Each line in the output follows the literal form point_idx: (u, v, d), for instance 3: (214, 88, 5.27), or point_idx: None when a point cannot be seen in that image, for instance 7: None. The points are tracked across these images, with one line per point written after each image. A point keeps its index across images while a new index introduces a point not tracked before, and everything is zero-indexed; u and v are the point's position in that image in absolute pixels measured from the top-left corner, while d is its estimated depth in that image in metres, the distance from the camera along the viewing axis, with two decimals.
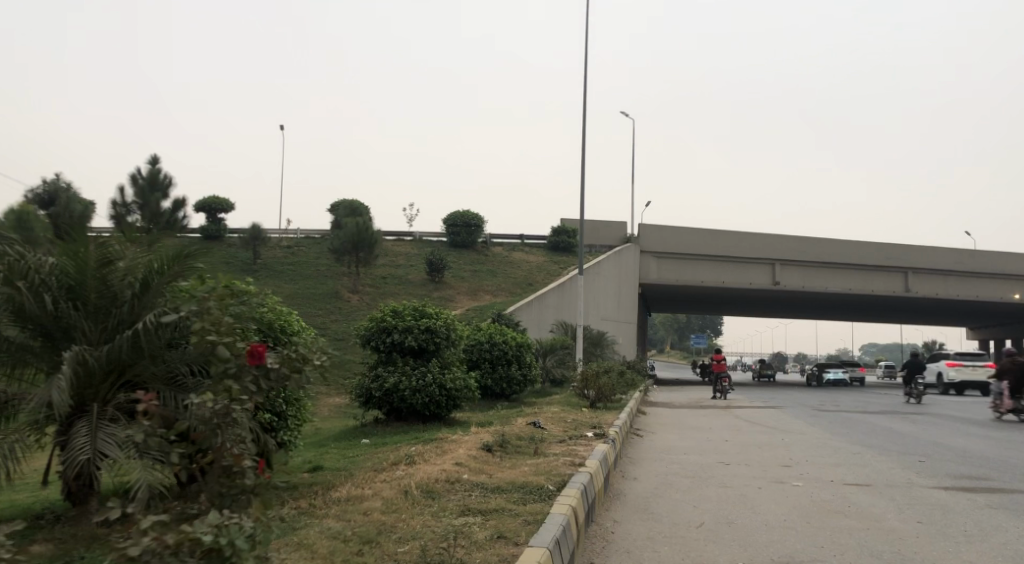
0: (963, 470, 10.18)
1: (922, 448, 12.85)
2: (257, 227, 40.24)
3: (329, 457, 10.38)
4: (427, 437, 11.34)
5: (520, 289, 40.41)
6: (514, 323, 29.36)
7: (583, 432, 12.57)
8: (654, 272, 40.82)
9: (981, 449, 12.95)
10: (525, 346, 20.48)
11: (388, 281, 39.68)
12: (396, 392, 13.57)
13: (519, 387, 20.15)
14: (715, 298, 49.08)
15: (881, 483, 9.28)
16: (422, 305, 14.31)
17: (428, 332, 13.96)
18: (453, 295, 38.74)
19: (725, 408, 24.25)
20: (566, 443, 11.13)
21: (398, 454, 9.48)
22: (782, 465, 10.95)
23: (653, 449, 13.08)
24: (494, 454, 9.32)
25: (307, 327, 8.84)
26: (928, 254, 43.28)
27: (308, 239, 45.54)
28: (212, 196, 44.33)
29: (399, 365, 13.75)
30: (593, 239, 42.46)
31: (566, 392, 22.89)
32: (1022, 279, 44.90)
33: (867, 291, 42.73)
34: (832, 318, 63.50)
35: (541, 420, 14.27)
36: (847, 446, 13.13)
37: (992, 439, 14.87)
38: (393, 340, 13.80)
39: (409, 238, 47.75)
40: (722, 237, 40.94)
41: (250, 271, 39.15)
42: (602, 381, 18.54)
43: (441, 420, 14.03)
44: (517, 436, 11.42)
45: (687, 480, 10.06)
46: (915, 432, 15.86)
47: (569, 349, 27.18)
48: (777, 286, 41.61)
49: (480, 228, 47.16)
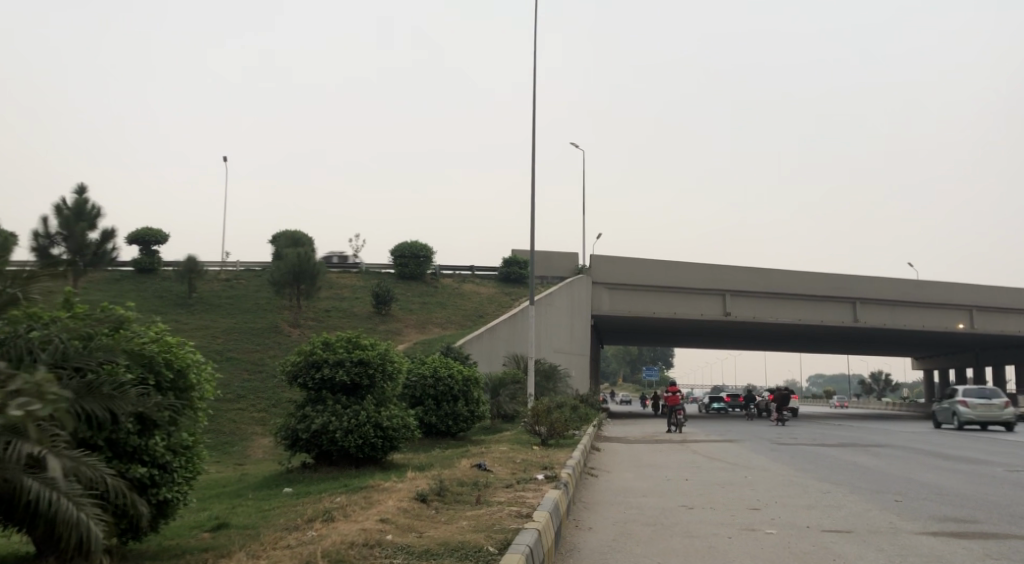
0: (948, 512, 9.29)
1: (895, 486, 11.97)
2: (193, 259, 38.40)
3: (243, 511, 9.04)
4: (356, 486, 10.05)
5: (470, 321, 39.23)
6: (463, 357, 28.12)
7: (532, 475, 11.38)
8: (607, 304, 40.04)
9: (955, 485, 12.18)
10: (473, 380, 19.21)
11: (331, 314, 38.13)
12: (326, 434, 12.25)
13: (466, 425, 18.92)
14: (667, 329, 48.54)
15: (863, 530, 8.31)
16: (355, 336, 13.06)
17: (361, 365, 12.70)
18: (400, 328, 37.33)
19: (683, 442, 23.33)
20: (513, 488, 9.93)
21: (317, 508, 8.22)
22: (751, 509, 9.90)
23: (609, 491, 11.95)
24: (430, 506, 8.10)
25: (207, 361, 7.38)
26: (875, 284, 43.47)
27: (249, 272, 43.74)
28: (145, 227, 42.34)
29: (329, 403, 12.44)
30: (544, 271, 41.62)
31: (517, 429, 21.69)
32: (966, 308, 45.39)
33: (816, 321, 42.65)
34: (782, 349, 63.59)
35: (486, 461, 13.03)
36: (817, 485, 12.19)
37: (961, 473, 14.12)
38: (323, 376, 12.50)
39: (355, 270, 46.28)
40: (674, 267, 40.49)
41: (185, 305, 37.22)
42: (555, 417, 17.42)
43: (377, 463, 12.72)
44: (459, 482, 10.23)
45: (647, 529, 8.95)
46: (879, 466, 15.09)
47: (520, 383, 26.00)
48: (729, 317, 41.20)
49: (429, 259, 46.01)
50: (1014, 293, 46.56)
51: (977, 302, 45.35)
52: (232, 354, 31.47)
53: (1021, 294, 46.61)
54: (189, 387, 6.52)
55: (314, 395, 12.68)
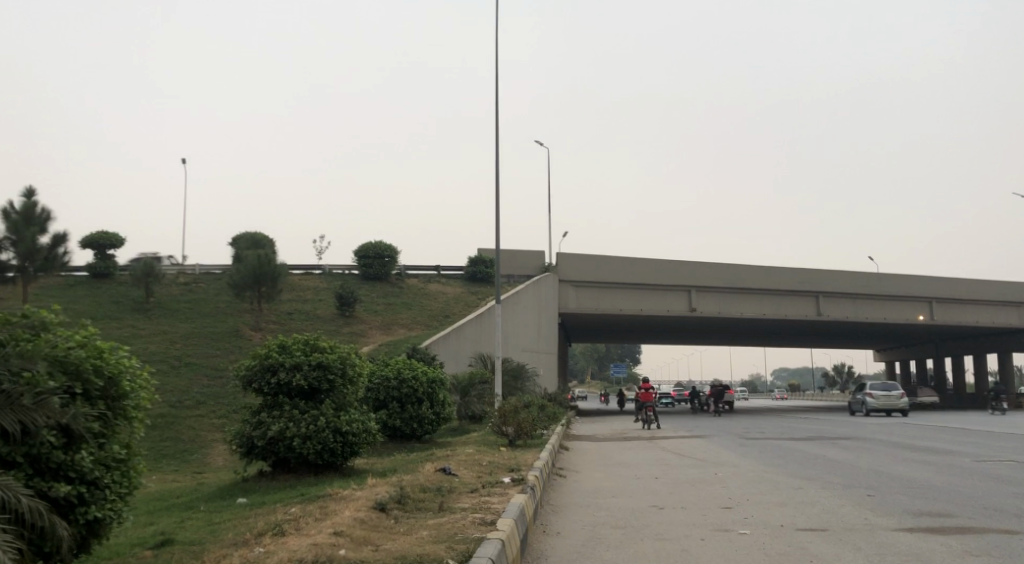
0: (922, 506, 9.13)
1: (867, 480, 11.83)
2: (150, 262, 37.33)
3: (192, 525, 8.54)
4: (313, 494, 9.60)
5: (436, 321, 38.72)
6: (429, 358, 27.64)
7: (498, 478, 10.99)
8: (574, 301, 39.80)
9: (924, 477, 12.09)
10: (438, 381, 18.75)
11: (294, 317, 37.35)
12: (283, 440, 11.75)
13: (431, 427, 18.49)
14: (634, 326, 48.49)
15: (839, 528, 8.11)
16: (313, 338, 12.56)
17: (319, 369, 12.21)
18: (364, 330, 36.69)
19: (652, 439, 23.15)
20: (477, 493, 9.54)
21: (268, 520, 7.75)
22: (723, 508, 9.65)
23: (578, 492, 11.63)
24: (390, 516, 7.67)
25: (144, 365, 6.84)
26: (838, 278, 43.87)
27: (208, 275, 42.71)
28: (99, 231, 41.10)
29: (286, 409, 11.93)
30: (510, 269, 41.24)
31: (485, 430, 21.29)
32: (925, 300, 46.05)
33: (781, 315, 42.91)
34: (748, 344, 64.02)
35: (451, 465, 12.62)
36: (788, 480, 12.02)
37: (928, 464, 14.08)
38: (278, 380, 11.98)
39: (318, 271, 45.48)
40: (640, 264, 40.39)
41: (142, 311, 36.18)
42: (522, 417, 17.07)
43: (338, 469, 12.25)
44: (421, 487, 9.82)
45: (616, 532, 8.63)
46: (849, 460, 14.97)
47: (488, 383, 25.58)
48: (695, 313, 41.26)
49: (394, 259, 45.40)
50: (972, 284, 47.33)
51: (937, 293, 46.00)
52: (191, 360, 30.61)
53: (979, 285, 47.40)
54: (121, 396, 5.99)
55: (270, 400, 12.16)
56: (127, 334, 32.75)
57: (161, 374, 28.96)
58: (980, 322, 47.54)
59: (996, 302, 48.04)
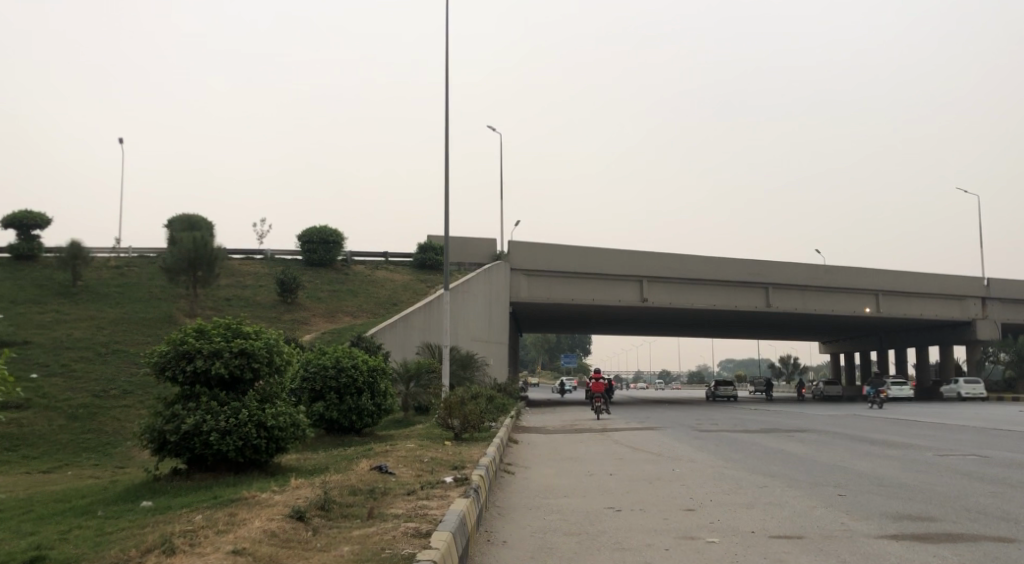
0: (900, 509, 8.43)
1: (834, 477, 11.15)
2: (77, 244, 35.13)
3: (76, 535, 7.28)
4: (227, 498, 8.42)
5: (383, 309, 37.38)
6: (373, 346, 26.35)
7: (441, 477, 9.95)
8: (525, 290, 38.87)
9: (889, 473, 11.54)
10: (380, 371, 17.59)
11: (233, 304, 35.61)
12: (199, 436, 10.46)
13: (371, 420, 17.34)
14: (586, 316, 47.83)
15: (816, 535, 7.35)
16: (235, 323, 11.34)
17: (242, 357, 10.99)
18: (307, 318, 35.19)
19: (603, 431, 22.38)
20: (414, 497, 8.49)
21: (161, 532, 6.55)
22: (686, 513, 8.78)
23: (527, 492, 10.66)
24: (310, 528, 6.54)
25: None
26: (787, 270, 43.85)
27: (142, 258, 40.56)
28: (23, 210, 38.58)
29: (203, 401, 10.67)
30: (460, 257, 40.08)
31: (430, 422, 20.19)
32: (872, 293, 46.45)
33: (731, 306, 42.74)
34: (698, 334, 63.98)
35: (388, 462, 11.52)
36: (751, 478, 11.30)
37: (887, 459, 13.59)
38: (195, 368, 10.72)
39: (260, 256, 43.64)
40: (593, 253, 39.63)
41: (67, 295, 34.02)
42: (468, 409, 16.06)
43: (261, 468, 11.04)
44: (351, 490, 8.70)
45: (571, 541, 7.68)
46: (809, 454, 14.38)
47: (436, 372, 24.39)
48: (646, 303, 40.78)
49: (339, 245, 43.86)
50: (917, 278, 47.90)
51: (883, 286, 46.41)
52: (119, 347, 28.79)
53: (923, 279, 47.97)
54: None
55: (186, 390, 10.88)
56: (51, 319, 30.69)
57: (86, 362, 27.11)
58: (925, 315, 48.15)
59: (939, 295, 48.72)
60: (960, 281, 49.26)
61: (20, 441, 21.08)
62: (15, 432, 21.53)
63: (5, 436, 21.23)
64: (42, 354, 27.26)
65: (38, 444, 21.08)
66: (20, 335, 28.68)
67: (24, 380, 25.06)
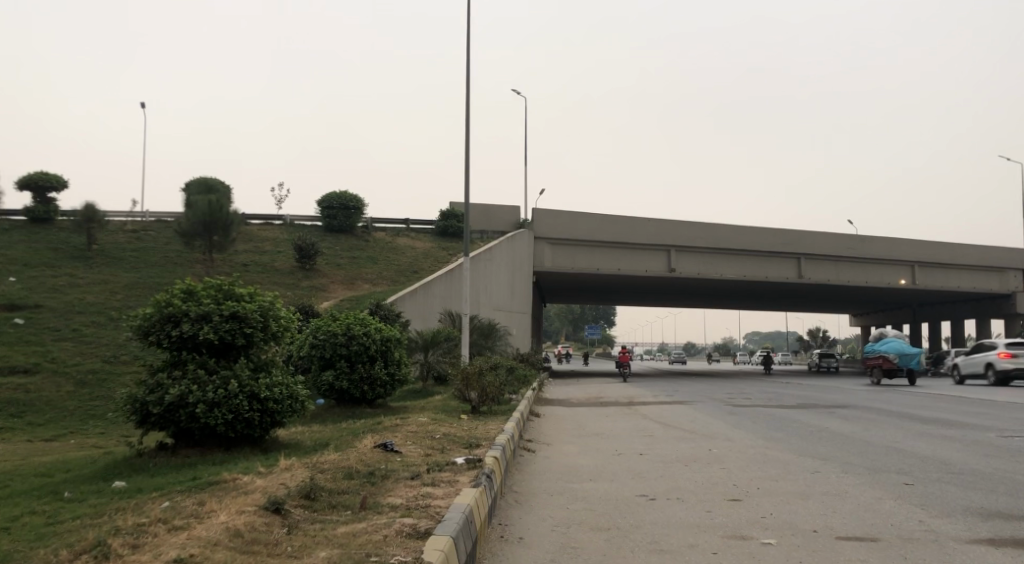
0: (984, 504, 7.19)
1: (893, 462, 9.91)
2: (92, 206, 34.39)
3: (23, 524, 6.26)
4: (206, 481, 7.37)
5: (403, 277, 36.33)
6: (391, 314, 25.34)
7: (449, 458, 8.84)
8: (549, 260, 37.63)
9: (953, 457, 10.32)
10: (393, 338, 16.50)
11: (249, 269, 34.76)
12: (184, 407, 9.43)
13: (384, 391, 16.31)
14: (611, 286, 46.41)
15: (893, 537, 6.17)
16: (228, 284, 10.35)
17: (233, 321, 10.00)
18: (326, 284, 34.30)
19: (631, 405, 21.20)
20: (416, 483, 7.37)
21: (111, 525, 5.47)
22: (731, 504, 7.63)
23: (548, 474, 9.55)
24: (284, 525, 5.43)
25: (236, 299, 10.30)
26: (821, 240, 42.11)
27: (159, 222, 39.82)
28: (40, 171, 37.90)
29: (190, 368, 9.65)
30: (483, 224, 38.84)
31: (446, 392, 19.13)
32: (908, 264, 44.59)
33: (761, 277, 41.13)
34: (727, 306, 62.37)
35: (393, 439, 10.40)
36: (800, 461, 10.10)
37: (943, 440, 12.33)
38: (181, 333, 9.70)
39: (279, 222, 42.77)
40: (619, 221, 38.18)
41: (82, 258, 33.35)
42: (487, 381, 14.95)
43: (255, 444, 10.00)
44: (347, 473, 7.64)
45: (599, 537, 6.55)
46: (856, 433, 13.14)
47: (455, 341, 23.32)
48: (673, 274, 39.33)
49: (360, 211, 42.80)
50: (956, 249, 45.85)
51: (920, 258, 44.48)
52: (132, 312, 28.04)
53: (962, 250, 45.92)
54: None
55: (171, 357, 9.87)
56: (64, 283, 30.05)
57: (98, 327, 26.42)
58: (963, 288, 46.17)
59: (978, 268, 46.63)
60: (1000, 252, 47.12)
61: (27, 407, 20.43)
62: (22, 397, 20.87)
63: (11, 401, 20.56)
64: (53, 318, 26.61)
65: (46, 410, 20.41)
66: (33, 298, 28.07)
67: (33, 344, 24.42)
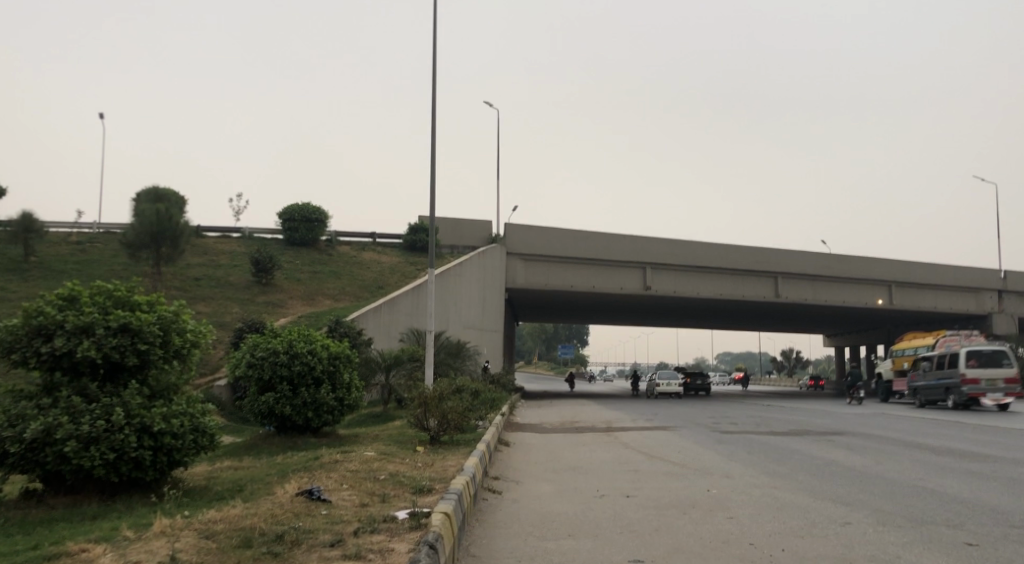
0: None
1: (933, 510, 8.15)
2: (29, 215, 31.96)
3: None
4: (42, 554, 5.30)
5: (367, 293, 34.22)
6: (351, 332, 23.28)
7: (388, 512, 6.88)
8: (521, 276, 35.84)
9: (1003, 503, 8.59)
10: (343, 357, 14.49)
11: (201, 283, 32.47)
12: (52, 446, 7.36)
13: (332, 417, 14.28)
14: (586, 305, 44.67)
15: None
16: (123, 290, 8.37)
17: (124, 336, 7.98)
18: (283, 300, 32.10)
19: (608, 431, 19.38)
20: (335, 556, 5.35)
21: None
22: None
23: (515, 528, 7.62)
24: None
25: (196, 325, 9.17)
26: (799, 258, 40.75)
27: (107, 234, 37.37)
28: None
29: (62, 396, 7.61)
30: (452, 239, 36.94)
31: (404, 418, 17.13)
32: (886, 284, 43.39)
33: (738, 296, 39.69)
34: (703, 325, 60.86)
35: (320, 483, 8.43)
36: (823, 509, 8.30)
37: (969, 476, 10.71)
38: (54, 350, 7.68)
39: (237, 235, 40.48)
40: (594, 237, 36.47)
41: (15, 271, 30.84)
42: (449, 407, 12.99)
43: (145, 489, 7.98)
44: (243, 541, 5.62)
45: None
46: (873, 469, 11.41)
47: (419, 361, 21.28)
48: (649, 291, 37.67)
49: (322, 223, 40.64)
50: (934, 269, 44.75)
51: (898, 278, 43.36)
52: None
53: (940, 271, 44.82)
54: None
55: (44, 381, 7.83)
56: None
57: None
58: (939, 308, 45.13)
59: (956, 288, 45.62)
60: (976, 272, 46.20)
61: None
62: None
63: None
64: None
65: None
66: None
67: None
